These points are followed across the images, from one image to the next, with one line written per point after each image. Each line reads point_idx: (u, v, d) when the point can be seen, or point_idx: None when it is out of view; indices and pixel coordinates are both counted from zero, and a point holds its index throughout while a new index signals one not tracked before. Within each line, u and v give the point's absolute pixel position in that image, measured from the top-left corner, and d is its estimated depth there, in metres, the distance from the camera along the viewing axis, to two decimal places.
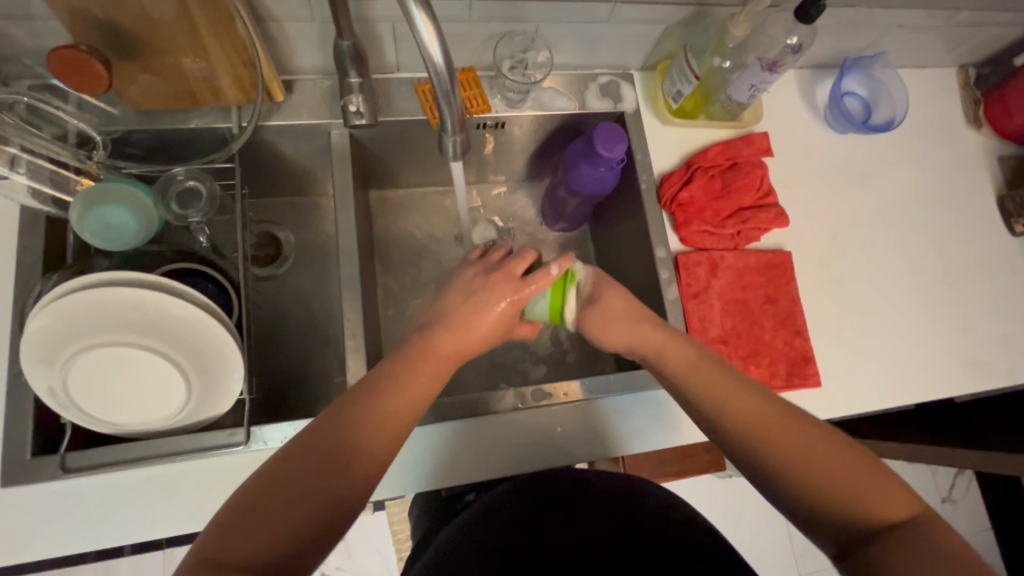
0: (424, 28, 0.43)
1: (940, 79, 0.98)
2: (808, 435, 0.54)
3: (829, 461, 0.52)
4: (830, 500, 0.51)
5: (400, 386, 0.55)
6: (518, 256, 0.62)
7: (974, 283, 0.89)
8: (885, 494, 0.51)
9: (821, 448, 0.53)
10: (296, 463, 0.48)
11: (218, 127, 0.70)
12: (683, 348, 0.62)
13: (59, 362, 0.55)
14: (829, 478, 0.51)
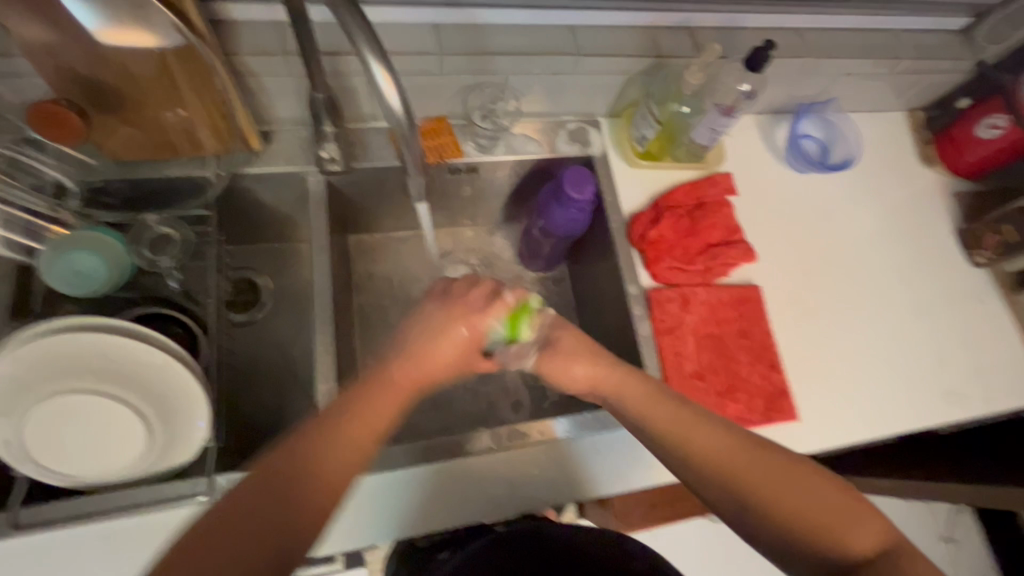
0: (384, 78, 0.46)
1: (892, 122, 1.04)
2: (762, 457, 0.56)
3: (782, 486, 0.54)
4: (788, 525, 0.53)
5: (371, 413, 0.55)
6: (476, 282, 0.65)
7: (943, 314, 0.91)
8: (845, 520, 0.53)
9: (779, 473, 0.55)
10: (260, 493, 0.47)
11: (195, 176, 0.72)
12: (642, 384, 0.62)
13: (20, 411, 0.54)
14: (782, 502, 0.54)
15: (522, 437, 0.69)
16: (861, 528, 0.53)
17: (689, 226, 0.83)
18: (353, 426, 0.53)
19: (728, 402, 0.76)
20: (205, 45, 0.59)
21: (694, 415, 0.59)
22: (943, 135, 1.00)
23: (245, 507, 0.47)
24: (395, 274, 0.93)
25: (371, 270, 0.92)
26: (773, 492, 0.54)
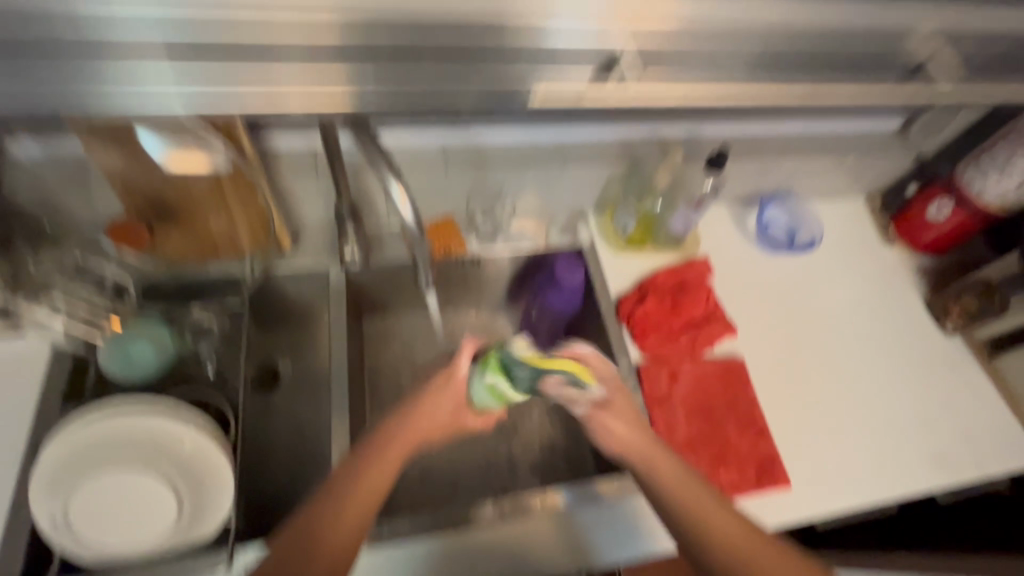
0: (397, 194, 0.56)
1: (852, 206, 1.15)
2: (722, 511, 0.65)
3: (740, 537, 0.63)
4: None
5: (368, 476, 0.62)
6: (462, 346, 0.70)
7: (922, 380, 0.96)
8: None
9: (736, 525, 0.64)
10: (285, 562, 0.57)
11: (232, 272, 0.83)
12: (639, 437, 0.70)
13: (67, 486, 0.60)
14: (743, 555, 0.62)
15: (523, 508, 0.73)
16: None
17: (672, 304, 0.92)
18: (375, 485, 0.62)
19: (719, 469, 0.80)
20: (252, 168, 0.72)
21: (680, 474, 0.66)
22: (899, 216, 1.10)
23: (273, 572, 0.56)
24: (405, 355, 1.01)
25: (383, 351, 1.00)
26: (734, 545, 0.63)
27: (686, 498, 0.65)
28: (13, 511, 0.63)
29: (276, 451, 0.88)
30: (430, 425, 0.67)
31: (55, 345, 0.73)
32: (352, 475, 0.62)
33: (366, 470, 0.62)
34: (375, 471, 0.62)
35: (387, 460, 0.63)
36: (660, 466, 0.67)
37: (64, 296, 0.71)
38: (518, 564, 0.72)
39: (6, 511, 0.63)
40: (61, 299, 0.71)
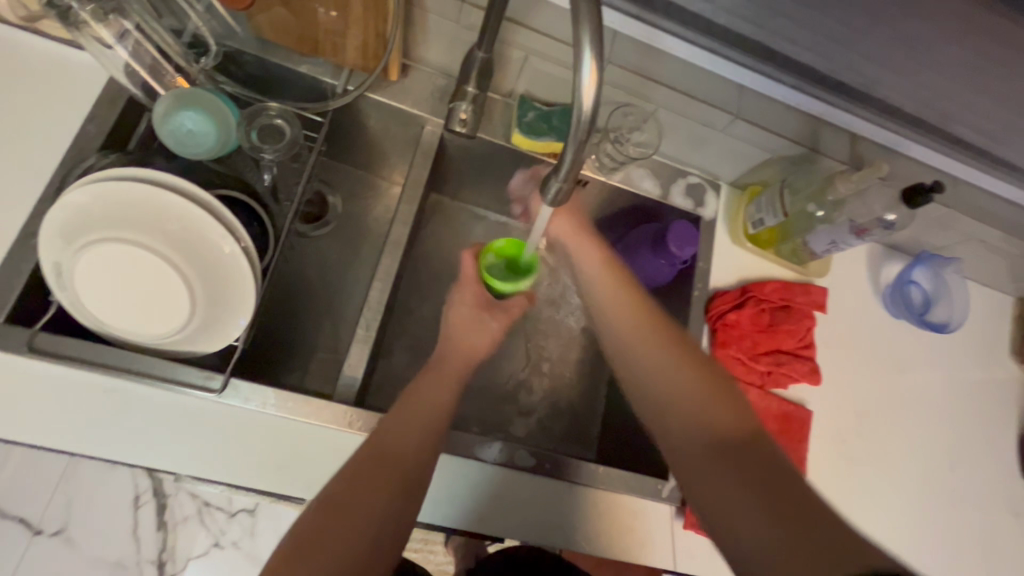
0: (588, 76, 0.39)
1: (998, 303, 0.99)
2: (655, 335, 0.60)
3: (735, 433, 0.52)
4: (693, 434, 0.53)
5: (415, 459, 0.53)
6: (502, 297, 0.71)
7: (977, 513, 0.86)
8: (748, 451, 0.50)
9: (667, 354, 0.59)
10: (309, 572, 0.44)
11: (324, 82, 0.71)
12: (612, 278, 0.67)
13: (82, 241, 0.52)
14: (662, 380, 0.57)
15: (531, 464, 0.67)
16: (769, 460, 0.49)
17: (767, 323, 0.80)
18: (384, 434, 0.53)
19: None
20: None
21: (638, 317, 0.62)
22: None
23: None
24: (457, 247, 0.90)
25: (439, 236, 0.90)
26: (686, 412, 0.54)
27: (641, 352, 0.60)
28: (19, 243, 0.56)
29: (299, 289, 0.83)
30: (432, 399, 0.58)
31: (112, 82, 0.63)
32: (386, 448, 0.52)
33: (393, 442, 0.53)
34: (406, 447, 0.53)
35: (415, 436, 0.54)
36: (647, 349, 0.59)
37: (138, 27, 0.60)
38: (501, 514, 0.66)
39: (15, 240, 0.57)
40: (134, 29, 0.59)
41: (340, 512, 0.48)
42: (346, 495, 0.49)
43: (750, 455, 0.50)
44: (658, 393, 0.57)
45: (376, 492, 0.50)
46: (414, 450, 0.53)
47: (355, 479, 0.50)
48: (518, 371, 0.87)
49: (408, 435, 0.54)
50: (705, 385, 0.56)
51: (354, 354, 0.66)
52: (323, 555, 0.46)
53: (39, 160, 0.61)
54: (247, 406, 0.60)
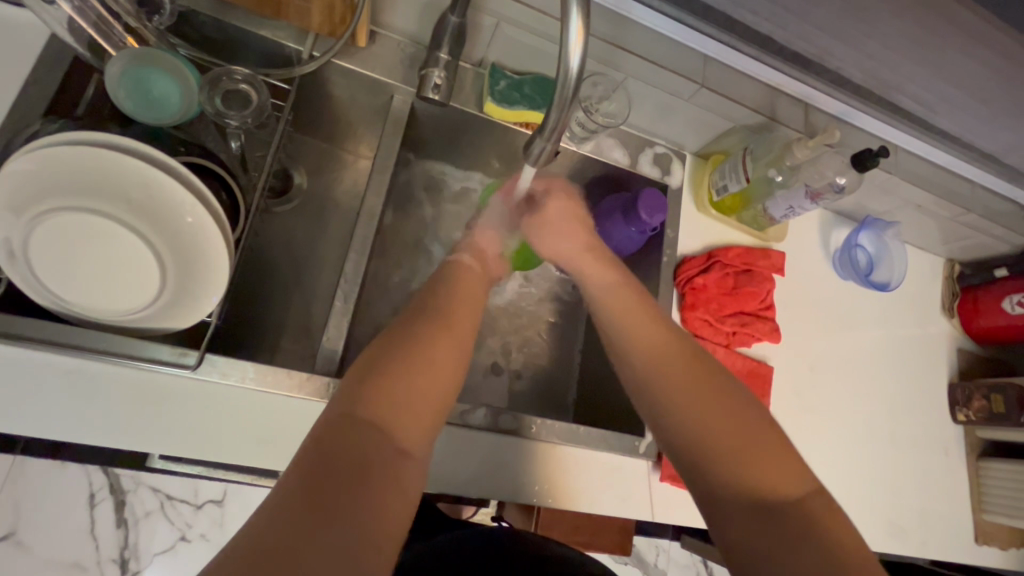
0: (575, 33, 0.41)
1: (930, 263, 1.08)
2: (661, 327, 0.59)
3: (773, 486, 0.47)
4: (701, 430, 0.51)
5: (446, 371, 0.49)
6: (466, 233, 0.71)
7: (912, 453, 0.95)
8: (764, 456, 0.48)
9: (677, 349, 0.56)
10: (340, 474, 0.39)
11: (287, 47, 0.68)
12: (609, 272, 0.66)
13: (33, 214, 0.48)
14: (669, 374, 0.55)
15: (514, 427, 0.69)
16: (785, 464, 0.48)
17: (731, 286, 0.84)
18: (372, 405, 0.44)
19: None
20: None
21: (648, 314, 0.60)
22: (970, 293, 1.04)
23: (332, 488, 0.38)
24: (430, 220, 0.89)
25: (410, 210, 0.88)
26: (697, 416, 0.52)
27: (646, 347, 0.57)
28: None
29: (267, 264, 0.80)
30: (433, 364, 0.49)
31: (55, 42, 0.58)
32: (419, 357, 0.48)
33: (424, 351, 0.49)
34: (438, 356, 0.49)
35: (445, 347, 0.51)
36: (671, 385, 0.54)
37: None
38: (486, 476, 0.68)
39: None
40: None
41: (373, 418, 0.43)
42: (378, 398, 0.44)
43: (791, 522, 0.45)
44: (683, 425, 0.52)
45: (411, 397, 0.46)
46: (446, 362, 0.50)
47: (385, 380, 0.45)
48: (494, 342, 0.87)
49: (434, 344, 0.50)
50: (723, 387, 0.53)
51: (332, 327, 0.65)
52: (357, 455, 0.40)
53: None
54: (224, 381, 0.58)
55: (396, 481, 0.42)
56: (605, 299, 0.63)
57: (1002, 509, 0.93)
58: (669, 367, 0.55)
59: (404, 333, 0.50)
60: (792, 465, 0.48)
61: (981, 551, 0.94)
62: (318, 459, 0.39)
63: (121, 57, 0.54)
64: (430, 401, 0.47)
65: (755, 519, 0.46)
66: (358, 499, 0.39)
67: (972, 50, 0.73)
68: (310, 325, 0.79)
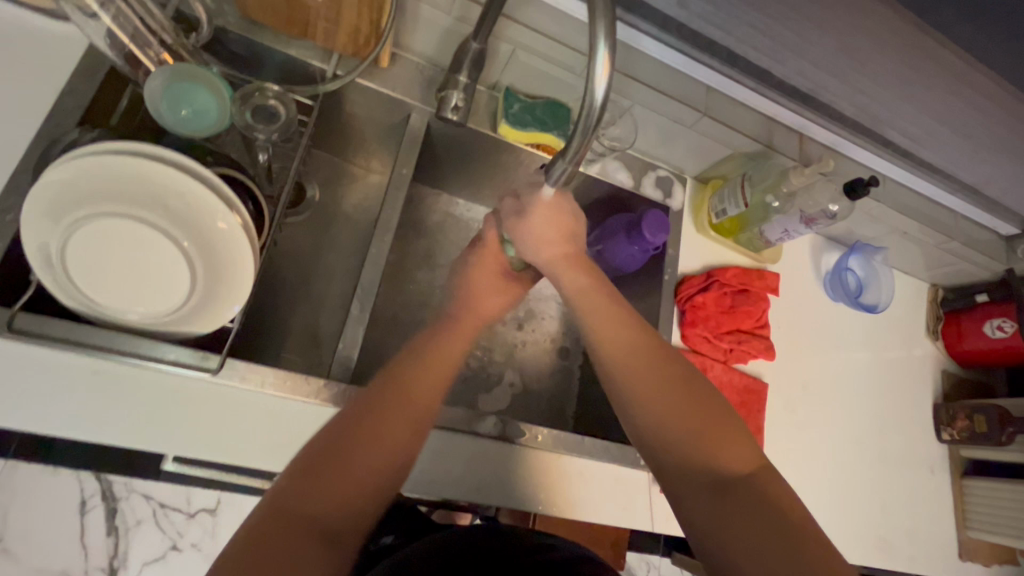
0: (602, 66, 0.45)
1: (916, 287, 1.12)
2: (626, 326, 0.64)
3: (732, 466, 0.52)
4: (664, 432, 0.56)
5: (395, 445, 0.53)
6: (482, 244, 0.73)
7: (899, 469, 0.98)
8: (721, 447, 0.53)
9: (639, 344, 0.62)
10: (276, 550, 0.43)
11: (312, 66, 0.71)
12: (580, 274, 0.69)
13: (70, 220, 0.50)
14: (634, 377, 0.60)
15: (521, 436, 0.71)
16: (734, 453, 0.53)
17: (729, 305, 0.87)
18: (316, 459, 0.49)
19: None
20: None
21: (616, 315, 0.65)
22: (952, 317, 1.08)
23: (269, 558, 0.42)
24: (438, 234, 0.91)
25: (420, 224, 0.90)
26: (658, 422, 0.56)
27: (611, 345, 0.63)
28: None
29: (281, 272, 0.82)
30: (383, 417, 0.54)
31: (93, 55, 0.61)
32: (369, 435, 0.52)
33: (377, 428, 0.53)
34: (389, 431, 0.54)
35: (396, 423, 0.55)
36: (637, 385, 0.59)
37: None
38: (493, 484, 0.70)
39: None
40: None
41: (315, 496, 0.47)
42: (322, 478, 0.48)
43: (748, 500, 0.49)
44: (651, 414, 0.57)
45: (347, 477, 0.49)
46: (398, 437, 0.54)
47: (334, 460, 0.50)
48: (499, 354, 0.90)
49: (387, 419, 0.54)
50: (680, 385, 0.58)
51: (348, 335, 0.67)
52: (295, 532, 0.44)
53: (11, 132, 0.58)
54: (244, 385, 0.60)
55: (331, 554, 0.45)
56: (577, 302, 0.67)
57: (985, 525, 0.97)
58: (642, 363, 0.60)
59: (369, 410, 0.55)
60: (746, 448, 0.54)
61: (965, 566, 0.98)
62: (259, 538, 0.43)
63: (168, 69, 0.57)
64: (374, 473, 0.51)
65: (713, 493, 0.50)
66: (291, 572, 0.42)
67: (957, 91, 0.78)
68: (320, 333, 0.81)
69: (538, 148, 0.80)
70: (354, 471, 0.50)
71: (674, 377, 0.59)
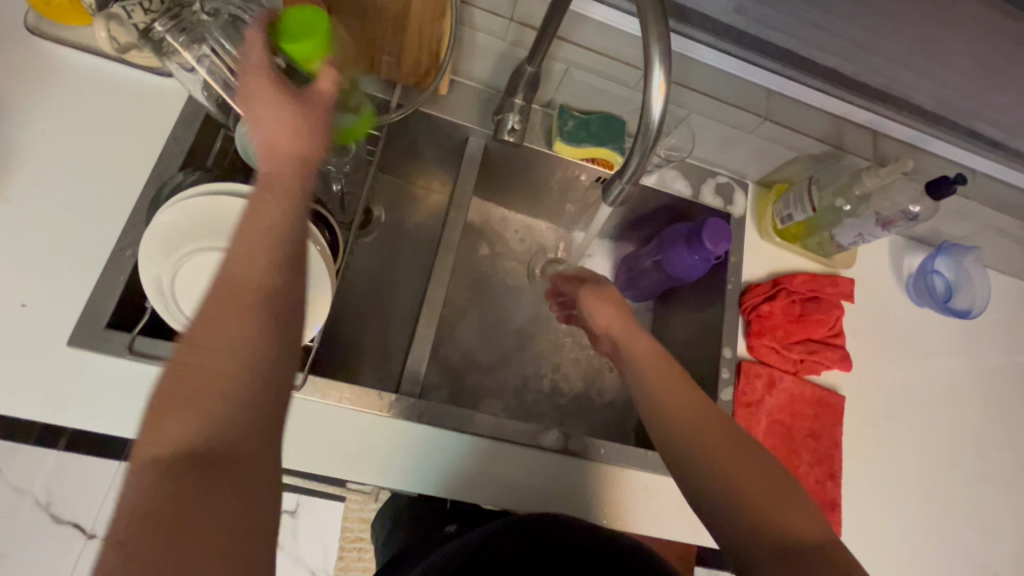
0: (658, 86, 0.46)
1: (1017, 289, 1.02)
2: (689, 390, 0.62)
3: (797, 533, 0.51)
4: (735, 495, 0.54)
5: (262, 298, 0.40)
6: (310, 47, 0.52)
7: (1004, 490, 0.89)
8: (794, 515, 0.52)
9: (706, 413, 0.60)
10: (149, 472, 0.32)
11: (378, 97, 0.76)
12: (644, 342, 0.68)
13: (178, 254, 0.56)
14: (699, 440, 0.58)
15: (583, 449, 0.72)
16: (804, 518, 0.52)
17: (798, 313, 0.84)
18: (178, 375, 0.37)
19: None
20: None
21: (679, 380, 0.63)
22: None
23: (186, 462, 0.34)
24: (495, 250, 0.94)
25: (479, 240, 0.93)
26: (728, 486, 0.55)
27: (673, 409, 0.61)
28: (116, 254, 0.61)
29: (351, 290, 0.88)
30: (238, 284, 0.40)
31: (193, 106, 0.69)
32: (202, 356, 0.37)
33: (235, 288, 0.40)
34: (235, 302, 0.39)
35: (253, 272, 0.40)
36: (705, 450, 0.57)
37: (213, 48, 0.61)
38: (558, 497, 0.71)
39: (111, 252, 0.62)
40: (210, 51, 0.61)
41: (198, 425, 0.35)
42: (189, 377, 0.36)
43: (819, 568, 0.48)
44: (716, 481, 0.55)
45: (202, 372, 0.36)
46: (246, 285, 0.40)
47: (204, 369, 0.37)
48: (558, 366, 0.91)
49: (215, 368, 0.37)
50: (750, 454, 0.56)
51: (415, 350, 0.71)
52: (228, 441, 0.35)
53: (130, 178, 0.67)
54: (325, 399, 0.65)
55: (262, 467, 0.36)
56: (638, 369, 0.66)
57: None
58: (698, 428, 0.59)
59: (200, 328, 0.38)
60: (817, 514, 0.53)
61: None
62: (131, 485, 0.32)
63: None
64: (257, 384, 0.38)
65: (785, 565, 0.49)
66: (225, 487, 0.34)
67: None
68: (389, 347, 0.86)
69: (595, 160, 0.81)
70: (231, 364, 0.37)
71: (745, 446, 0.57)
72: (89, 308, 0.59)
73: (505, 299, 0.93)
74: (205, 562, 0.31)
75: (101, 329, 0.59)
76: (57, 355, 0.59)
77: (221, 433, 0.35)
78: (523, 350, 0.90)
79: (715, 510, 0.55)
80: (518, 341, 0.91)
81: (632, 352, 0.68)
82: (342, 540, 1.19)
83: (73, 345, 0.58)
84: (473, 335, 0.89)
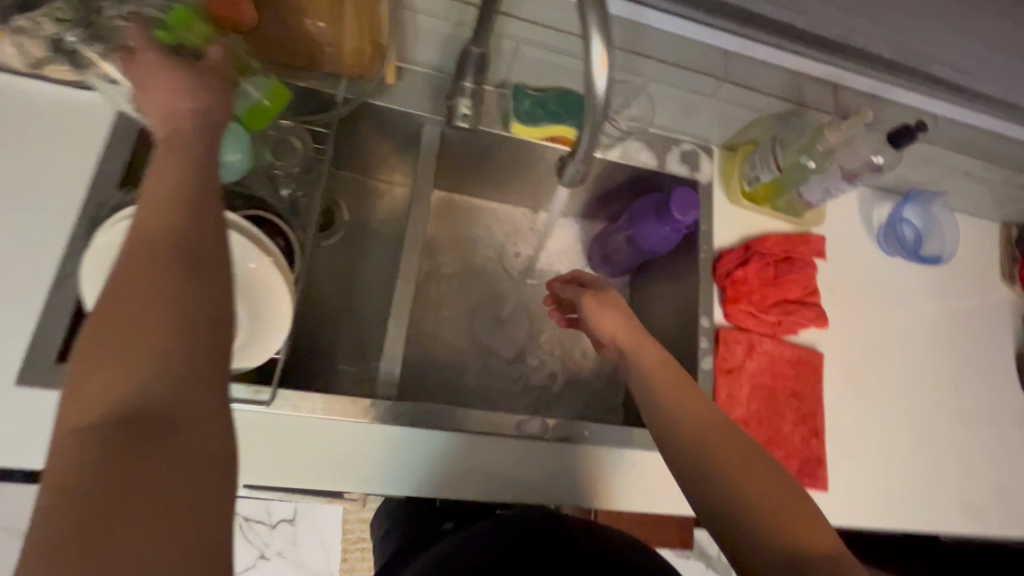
0: (599, 57, 0.43)
1: (986, 229, 1.03)
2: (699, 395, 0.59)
3: (807, 543, 0.49)
4: (745, 503, 0.52)
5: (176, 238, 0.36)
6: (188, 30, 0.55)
7: (984, 427, 0.91)
8: (804, 524, 0.50)
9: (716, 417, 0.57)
10: (87, 444, 0.29)
11: (323, 92, 0.73)
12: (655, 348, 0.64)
13: None
14: (711, 445, 0.55)
15: (569, 434, 0.71)
16: (814, 527, 0.50)
17: (773, 275, 0.83)
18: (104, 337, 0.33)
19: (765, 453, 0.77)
20: None
21: (688, 384, 0.60)
22: None
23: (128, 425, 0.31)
24: (464, 240, 0.92)
25: (447, 230, 0.91)
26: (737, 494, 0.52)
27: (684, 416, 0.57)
28: (58, 283, 0.58)
29: (319, 293, 0.85)
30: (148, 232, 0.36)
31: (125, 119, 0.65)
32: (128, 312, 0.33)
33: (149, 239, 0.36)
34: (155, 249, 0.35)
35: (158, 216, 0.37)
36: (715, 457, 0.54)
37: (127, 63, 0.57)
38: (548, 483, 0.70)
39: (52, 281, 0.59)
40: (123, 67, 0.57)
41: (124, 395, 0.31)
42: (115, 340, 0.32)
43: None
44: (726, 488, 0.53)
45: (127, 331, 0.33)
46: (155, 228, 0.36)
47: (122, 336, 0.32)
48: (539, 350, 0.90)
49: (144, 322, 0.33)
50: (761, 461, 0.54)
51: (389, 351, 0.69)
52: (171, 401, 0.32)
53: (67, 203, 0.63)
54: (299, 412, 0.63)
55: (205, 430, 0.32)
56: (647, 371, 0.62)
57: None
58: (711, 432, 0.56)
59: (120, 283, 0.34)
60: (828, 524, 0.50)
61: None
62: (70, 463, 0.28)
63: None
64: (193, 331, 0.34)
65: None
66: (167, 450, 0.30)
67: None
68: (364, 349, 0.84)
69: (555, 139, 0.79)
70: (168, 314, 0.33)
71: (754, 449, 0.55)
72: (36, 343, 0.56)
73: (479, 288, 0.91)
74: (157, 527, 0.28)
75: (49, 364, 0.56)
76: (7, 395, 0.56)
77: (158, 390, 0.32)
78: (501, 337, 0.89)
79: (722, 518, 0.52)
80: (496, 328, 0.89)
81: (636, 355, 0.64)
82: (345, 542, 1.19)
83: (22, 384, 0.55)
84: (450, 327, 0.87)
